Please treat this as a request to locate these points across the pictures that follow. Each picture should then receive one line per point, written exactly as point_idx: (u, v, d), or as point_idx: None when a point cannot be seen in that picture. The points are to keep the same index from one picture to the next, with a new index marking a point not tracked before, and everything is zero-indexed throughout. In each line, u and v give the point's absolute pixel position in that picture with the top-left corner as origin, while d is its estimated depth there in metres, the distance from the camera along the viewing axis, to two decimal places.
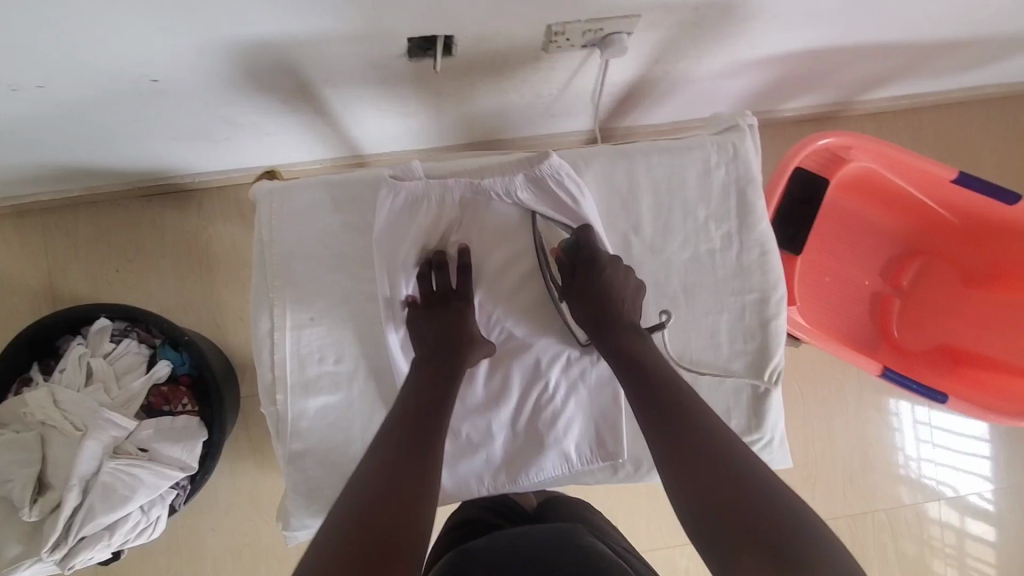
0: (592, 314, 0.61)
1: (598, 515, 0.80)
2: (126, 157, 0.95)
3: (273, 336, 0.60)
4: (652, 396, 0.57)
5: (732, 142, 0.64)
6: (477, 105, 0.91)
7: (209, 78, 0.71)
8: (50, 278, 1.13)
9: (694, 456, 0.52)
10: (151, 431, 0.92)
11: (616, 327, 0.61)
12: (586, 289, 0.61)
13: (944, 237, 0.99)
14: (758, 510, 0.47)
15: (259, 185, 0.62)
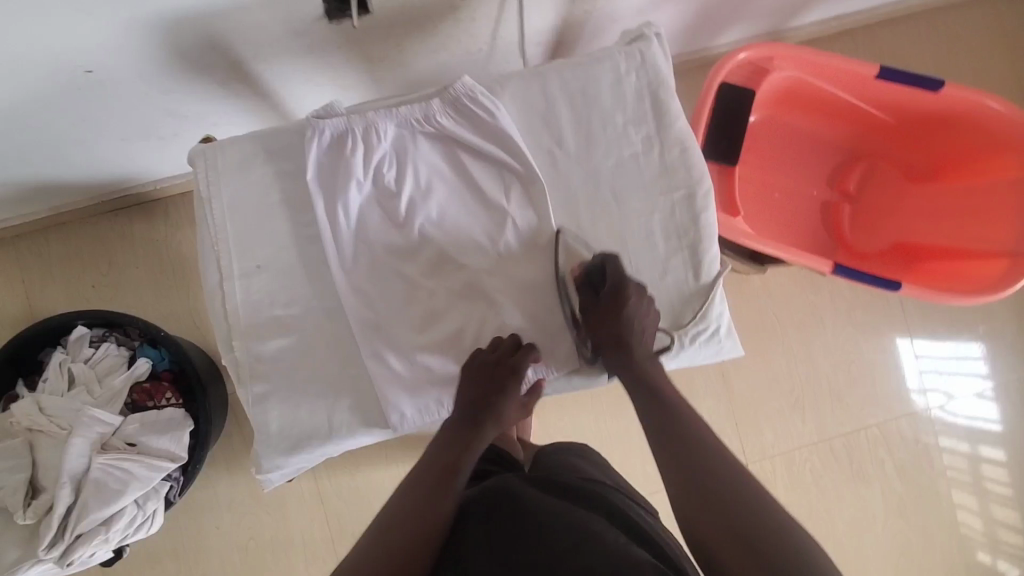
0: (610, 337, 0.64)
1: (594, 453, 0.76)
2: (84, 166, 0.99)
3: (224, 285, 0.63)
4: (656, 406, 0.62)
5: (639, 49, 0.67)
6: (413, 71, 0.94)
7: (141, 62, 0.74)
8: (29, 300, 1.16)
9: (682, 441, 0.58)
10: (137, 425, 0.95)
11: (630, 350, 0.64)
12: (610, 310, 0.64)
13: (882, 139, 1.02)
14: (732, 488, 0.53)
15: (195, 146, 0.65)
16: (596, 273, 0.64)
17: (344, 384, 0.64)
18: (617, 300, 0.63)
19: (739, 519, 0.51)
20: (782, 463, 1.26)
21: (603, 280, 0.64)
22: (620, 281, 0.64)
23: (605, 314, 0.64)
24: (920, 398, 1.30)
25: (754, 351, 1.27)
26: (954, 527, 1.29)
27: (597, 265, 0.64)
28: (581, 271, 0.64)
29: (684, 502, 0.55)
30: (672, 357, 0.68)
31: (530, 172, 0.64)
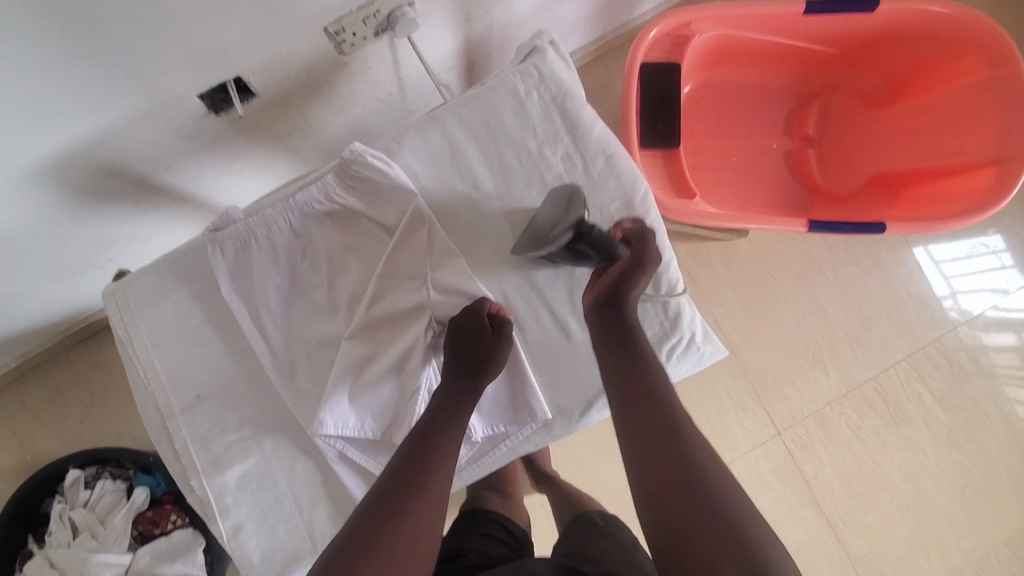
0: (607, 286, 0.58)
1: (609, 516, 0.66)
2: (33, 312, 0.97)
3: (168, 425, 0.60)
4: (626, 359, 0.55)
5: (533, 64, 0.62)
6: (329, 134, 0.90)
7: (41, 207, 0.72)
8: (23, 450, 1.15)
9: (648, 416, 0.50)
10: (149, 557, 0.92)
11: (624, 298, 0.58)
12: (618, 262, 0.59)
13: (831, 71, 0.95)
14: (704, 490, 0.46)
15: (104, 287, 0.62)
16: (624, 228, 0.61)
17: (315, 494, 0.60)
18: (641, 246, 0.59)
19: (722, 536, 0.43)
20: (816, 423, 1.20)
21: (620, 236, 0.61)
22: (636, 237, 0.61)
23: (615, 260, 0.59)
24: (952, 304, 1.23)
25: (759, 316, 1.21)
26: (1013, 442, 1.21)
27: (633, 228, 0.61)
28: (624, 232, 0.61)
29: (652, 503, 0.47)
30: None
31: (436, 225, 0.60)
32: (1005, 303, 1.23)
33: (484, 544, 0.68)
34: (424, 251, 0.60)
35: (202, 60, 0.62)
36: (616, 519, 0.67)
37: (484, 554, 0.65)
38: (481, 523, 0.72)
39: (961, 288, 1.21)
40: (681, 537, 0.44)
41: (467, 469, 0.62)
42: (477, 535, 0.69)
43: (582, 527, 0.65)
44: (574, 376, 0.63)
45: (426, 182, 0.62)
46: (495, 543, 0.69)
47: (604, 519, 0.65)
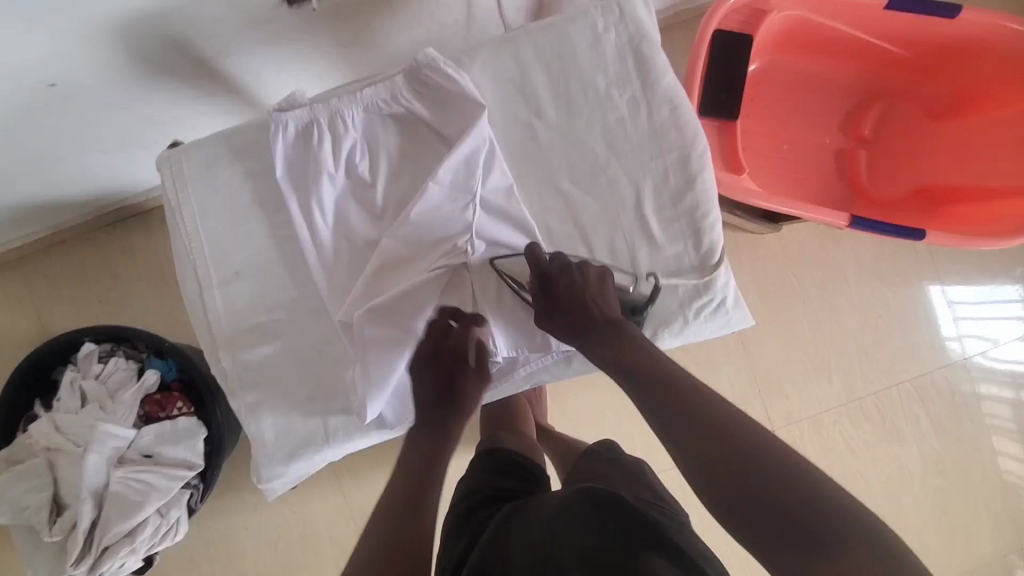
0: (569, 321, 0.58)
1: (621, 451, 0.69)
2: (73, 183, 0.98)
3: (204, 296, 0.61)
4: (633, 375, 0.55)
5: (616, 2, 0.61)
6: (389, 51, 0.90)
7: (104, 70, 0.72)
8: (40, 320, 1.17)
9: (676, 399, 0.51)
10: (152, 436, 0.95)
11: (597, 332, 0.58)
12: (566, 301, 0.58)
13: (898, 75, 0.94)
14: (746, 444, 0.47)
15: (161, 152, 0.63)
16: (539, 262, 0.59)
17: (335, 387, 0.62)
18: (571, 277, 0.59)
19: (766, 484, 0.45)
20: (810, 427, 1.22)
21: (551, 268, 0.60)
22: (564, 262, 0.60)
23: (568, 299, 0.59)
24: (956, 345, 1.23)
25: (775, 314, 1.21)
26: (998, 480, 1.23)
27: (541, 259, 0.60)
28: (534, 268, 0.60)
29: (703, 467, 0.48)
30: (676, 333, 0.63)
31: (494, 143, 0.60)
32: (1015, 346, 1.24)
33: (500, 480, 0.71)
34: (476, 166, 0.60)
35: None
36: (622, 452, 0.70)
37: (500, 488, 0.69)
38: (494, 461, 0.76)
39: (967, 332, 1.21)
40: (732, 480, 0.46)
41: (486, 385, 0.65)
42: (493, 471, 0.73)
43: (586, 461, 0.69)
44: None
45: (490, 103, 0.62)
46: (509, 477, 0.72)
47: (604, 449, 0.70)
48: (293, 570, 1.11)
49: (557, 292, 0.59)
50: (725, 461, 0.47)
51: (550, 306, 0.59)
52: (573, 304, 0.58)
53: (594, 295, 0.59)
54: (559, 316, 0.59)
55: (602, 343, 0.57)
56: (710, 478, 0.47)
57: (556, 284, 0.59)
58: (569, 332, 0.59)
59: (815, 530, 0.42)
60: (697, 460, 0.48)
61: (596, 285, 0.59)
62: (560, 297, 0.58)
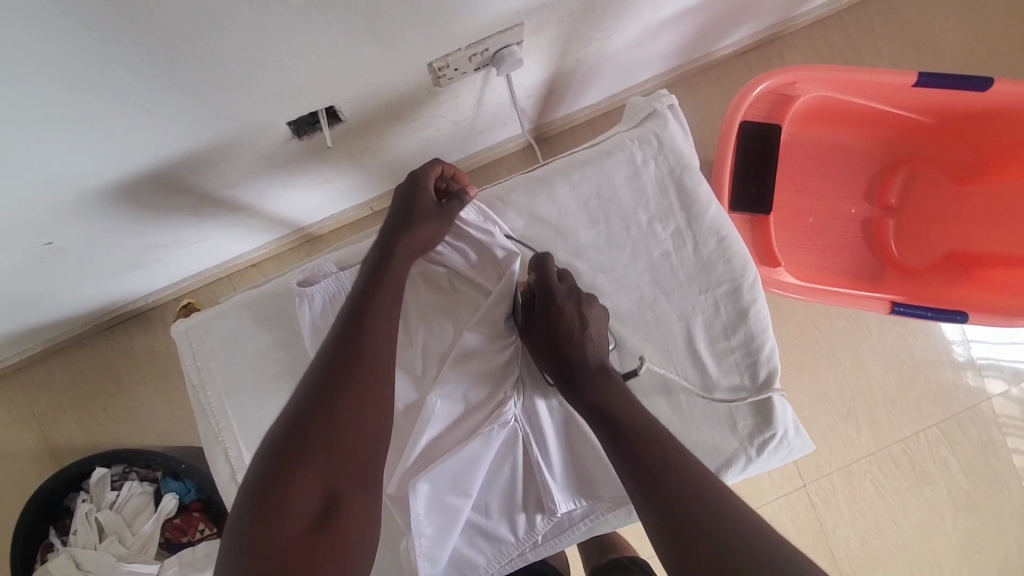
0: (556, 351, 0.56)
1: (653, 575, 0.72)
2: (70, 305, 0.93)
3: (238, 478, 0.58)
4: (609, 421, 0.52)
5: (653, 131, 0.59)
6: (399, 151, 0.85)
7: (103, 220, 0.68)
8: (43, 434, 1.12)
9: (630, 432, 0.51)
10: (175, 569, 0.88)
11: (580, 372, 0.55)
12: (552, 334, 0.56)
13: (921, 139, 0.91)
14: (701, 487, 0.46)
15: (176, 324, 0.58)
16: (541, 282, 0.57)
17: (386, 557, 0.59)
18: (574, 301, 0.57)
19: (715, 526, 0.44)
20: (841, 479, 1.21)
21: (550, 290, 0.57)
22: (568, 295, 0.57)
23: (553, 330, 0.56)
24: (977, 380, 1.23)
25: (801, 368, 1.20)
26: None
27: (542, 276, 0.57)
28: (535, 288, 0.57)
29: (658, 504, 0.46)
30: (739, 472, 0.61)
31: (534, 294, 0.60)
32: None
33: None
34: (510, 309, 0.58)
35: (299, 91, 0.58)
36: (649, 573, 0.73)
37: None
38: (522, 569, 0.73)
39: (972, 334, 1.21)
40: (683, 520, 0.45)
41: (544, 543, 0.62)
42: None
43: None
44: None
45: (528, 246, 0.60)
46: None
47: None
48: None
49: (557, 321, 0.56)
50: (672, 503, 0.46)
51: (537, 330, 0.57)
52: (563, 339, 0.56)
53: (592, 332, 0.56)
54: (547, 344, 0.56)
55: (588, 388, 0.54)
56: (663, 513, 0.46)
57: (546, 313, 0.56)
58: (557, 365, 0.56)
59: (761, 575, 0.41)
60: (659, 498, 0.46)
61: (597, 325, 0.57)
62: (553, 326, 0.56)
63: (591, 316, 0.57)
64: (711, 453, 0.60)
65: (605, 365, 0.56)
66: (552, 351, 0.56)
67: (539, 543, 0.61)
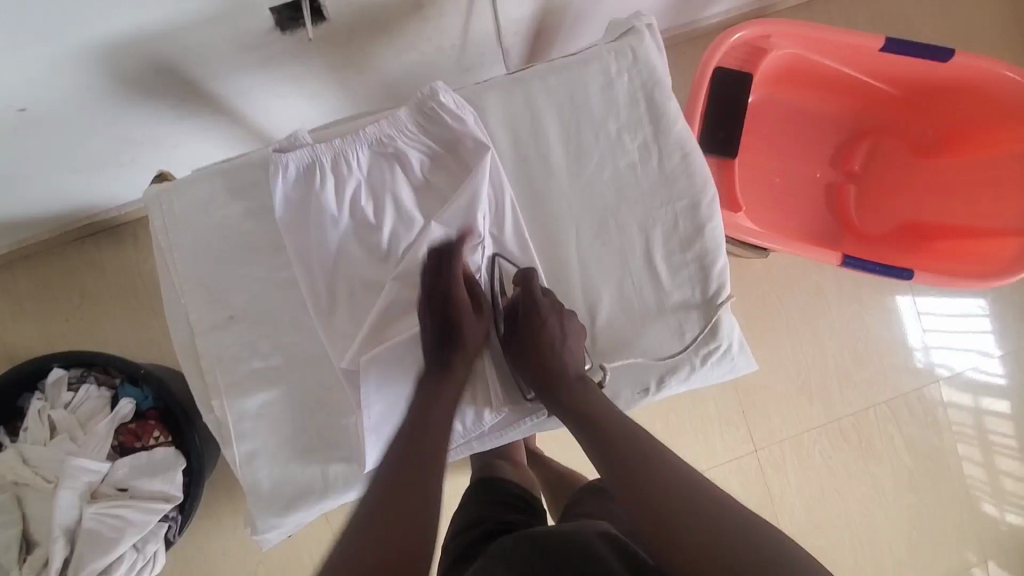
0: (540, 366, 0.58)
1: None
2: (41, 201, 0.93)
3: (198, 343, 0.58)
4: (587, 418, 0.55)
5: (628, 46, 0.61)
6: (384, 71, 0.86)
7: (81, 94, 0.68)
8: (1, 341, 1.11)
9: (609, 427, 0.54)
10: (128, 468, 0.91)
11: (561, 382, 0.58)
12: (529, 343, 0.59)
13: (886, 112, 0.96)
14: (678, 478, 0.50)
15: (147, 190, 0.59)
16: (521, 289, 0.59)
17: (336, 435, 0.60)
18: (553, 307, 0.58)
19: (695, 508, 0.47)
20: (791, 447, 1.25)
21: (531, 296, 0.59)
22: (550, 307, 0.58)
23: (530, 347, 0.59)
24: (926, 361, 1.27)
25: (760, 336, 1.24)
26: (966, 497, 1.28)
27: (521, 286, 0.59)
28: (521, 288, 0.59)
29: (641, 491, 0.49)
30: (682, 381, 0.63)
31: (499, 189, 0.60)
32: (984, 364, 1.28)
33: (505, 514, 0.70)
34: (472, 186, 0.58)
35: None
36: None
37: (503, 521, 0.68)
38: (497, 492, 0.75)
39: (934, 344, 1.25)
40: (664, 503, 0.48)
41: (493, 434, 0.64)
42: (496, 503, 0.72)
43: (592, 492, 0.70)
44: (623, 367, 0.63)
45: (501, 144, 0.61)
46: (513, 510, 0.72)
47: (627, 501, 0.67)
48: None
49: (538, 332, 0.58)
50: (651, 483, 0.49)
51: (519, 347, 0.60)
52: (544, 356, 0.58)
53: (569, 342, 0.59)
54: (527, 352, 0.59)
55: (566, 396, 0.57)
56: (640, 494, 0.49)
57: (518, 321, 0.59)
58: (542, 377, 0.58)
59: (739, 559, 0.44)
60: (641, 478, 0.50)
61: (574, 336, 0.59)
62: (536, 342, 0.58)
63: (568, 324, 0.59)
64: (655, 362, 0.62)
65: (584, 378, 0.59)
66: (532, 364, 0.59)
67: (486, 433, 0.63)
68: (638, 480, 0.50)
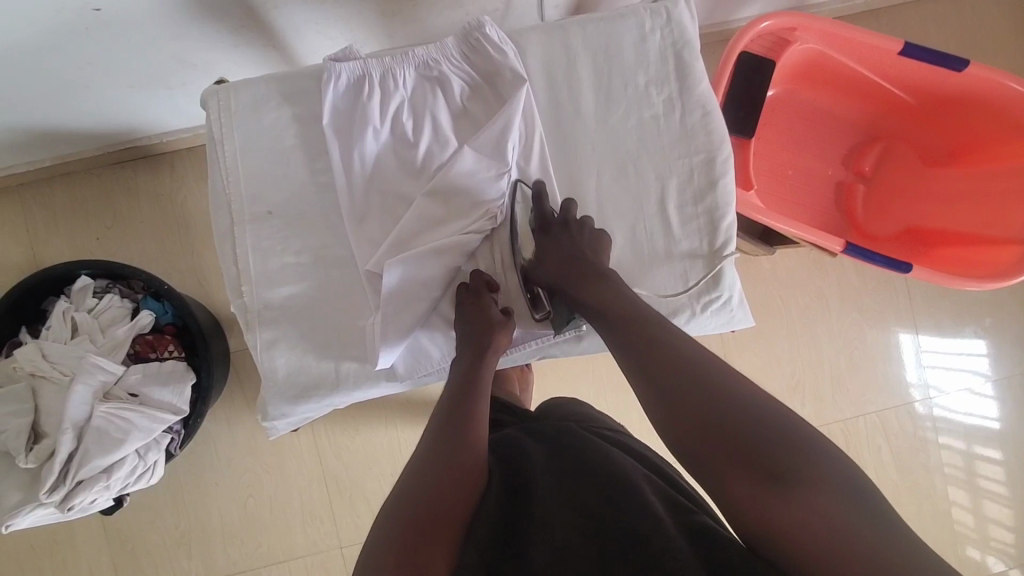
0: (555, 274, 0.61)
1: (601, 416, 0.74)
2: (92, 115, 0.98)
3: (235, 230, 0.63)
4: (612, 315, 0.57)
5: (665, 7, 0.66)
6: (430, 25, 0.91)
7: (152, 4, 0.73)
8: (32, 250, 1.15)
9: (640, 334, 0.55)
10: (139, 375, 0.95)
11: (578, 277, 0.60)
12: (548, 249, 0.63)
13: (901, 118, 1.00)
14: (709, 378, 0.49)
15: (207, 86, 0.64)
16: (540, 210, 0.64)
17: (352, 334, 0.64)
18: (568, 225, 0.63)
19: (725, 406, 0.47)
20: None
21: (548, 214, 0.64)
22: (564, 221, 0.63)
23: (548, 247, 0.63)
24: (917, 379, 1.30)
25: (758, 332, 1.27)
26: (947, 516, 1.29)
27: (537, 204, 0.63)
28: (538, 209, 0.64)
29: (668, 396, 0.50)
30: (682, 324, 0.67)
31: (529, 123, 0.64)
32: (943, 399, 1.30)
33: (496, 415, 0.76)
34: (505, 114, 0.61)
35: None
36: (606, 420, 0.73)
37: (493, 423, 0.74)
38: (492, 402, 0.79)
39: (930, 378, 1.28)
40: (693, 407, 0.48)
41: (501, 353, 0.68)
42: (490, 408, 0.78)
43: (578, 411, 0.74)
44: None
45: (536, 83, 0.66)
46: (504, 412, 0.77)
47: (621, 430, 0.70)
48: (257, 528, 1.18)
49: (551, 245, 0.62)
50: (677, 386, 0.50)
51: (540, 250, 0.63)
52: (562, 256, 0.62)
53: (585, 252, 0.62)
54: (547, 254, 0.62)
55: (581, 291, 0.60)
56: (669, 395, 0.50)
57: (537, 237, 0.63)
58: (557, 280, 0.61)
59: (775, 459, 0.44)
60: (668, 379, 0.50)
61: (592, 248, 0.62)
62: (552, 244, 0.62)
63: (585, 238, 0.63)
64: (660, 302, 0.66)
65: (604, 271, 0.61)
66: (551, 267, 0.62)
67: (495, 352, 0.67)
68: (652, 369, 0.52)
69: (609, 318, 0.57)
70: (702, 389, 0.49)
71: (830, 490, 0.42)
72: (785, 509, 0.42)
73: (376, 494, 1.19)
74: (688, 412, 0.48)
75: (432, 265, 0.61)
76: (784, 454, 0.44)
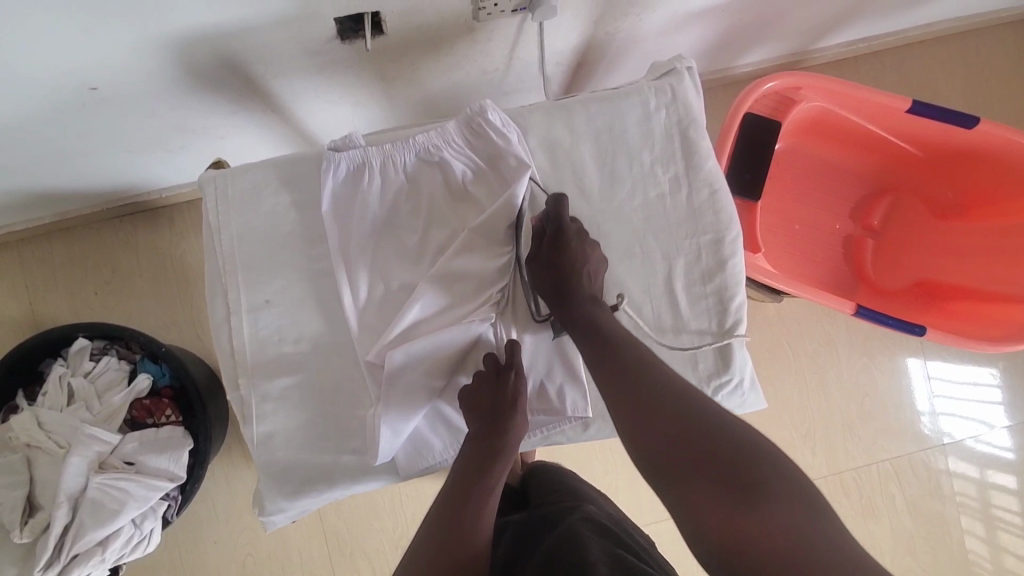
0: (554, 284, 0.60)
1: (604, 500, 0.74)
2: (90, 177, 0.97)
3: (231, 320, 0.61)
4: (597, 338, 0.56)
5: (670, 84, 0.64)
6: (429, 86, 0.90)
7: (148, 81, 0.72)
8: (30, 306, 1.14)
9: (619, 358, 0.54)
10: (135, 444, 0.93)
11: (574, 294, 0.59)
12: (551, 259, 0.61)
13: (909, 172, 0.99)
14: (683, 402, 0.49)
15: (204, 171, 0.63)
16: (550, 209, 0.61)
17: (351, 426, 0.62)
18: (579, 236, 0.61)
19: (696, 423, 0.47)
20: None
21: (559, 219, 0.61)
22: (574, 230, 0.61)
23: (550, 257, 0.60)
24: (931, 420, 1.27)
25: (766, 380, 1.25)
26: (964, 567, 1.26)
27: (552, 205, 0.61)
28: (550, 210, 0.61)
29: (640, 411, 0.50)
30: None
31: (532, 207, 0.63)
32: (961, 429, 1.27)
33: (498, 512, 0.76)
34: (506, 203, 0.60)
35: None
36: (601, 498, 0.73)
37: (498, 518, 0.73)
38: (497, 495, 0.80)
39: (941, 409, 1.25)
40: (666, 422, 0.48)
41: None
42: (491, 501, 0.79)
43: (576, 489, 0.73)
44: None
45: (539, 163, 0.65)
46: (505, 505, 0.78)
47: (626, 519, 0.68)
48: None
49: (562, 253, 0.60)
50: (653, 400, 0.50)
51: (542, 260, 0.61)
52: (561, 266, 0.60)
53: (588, 270, 0.61)
54: (549, 265, 0.60)
55: (576, 313, 0.59)
56: (644, 405, 0.50)
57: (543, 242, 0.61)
58: (551, 293, 0.60)
59: (740, 472, 0.43)
60: (644, 395, 0.50)
61: (597, 265, 0.61)
62: (557, 254, 0.60)
63: (591, 250, 0.61)
64: None
65: (597, 298, 0.60)
66: (549, 276, 0.60)
67: None
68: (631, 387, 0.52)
69: (593, 344, 0.56)
70: (675, 406, 0.48)
71: (789, 502, 0.42)
72: (750, 521, 0.41)
73: (377, 552, 1.16)
74: (659, 420, 0.48)
75: (432, 358, 0.59)
76: (747, 468, 0.44)
